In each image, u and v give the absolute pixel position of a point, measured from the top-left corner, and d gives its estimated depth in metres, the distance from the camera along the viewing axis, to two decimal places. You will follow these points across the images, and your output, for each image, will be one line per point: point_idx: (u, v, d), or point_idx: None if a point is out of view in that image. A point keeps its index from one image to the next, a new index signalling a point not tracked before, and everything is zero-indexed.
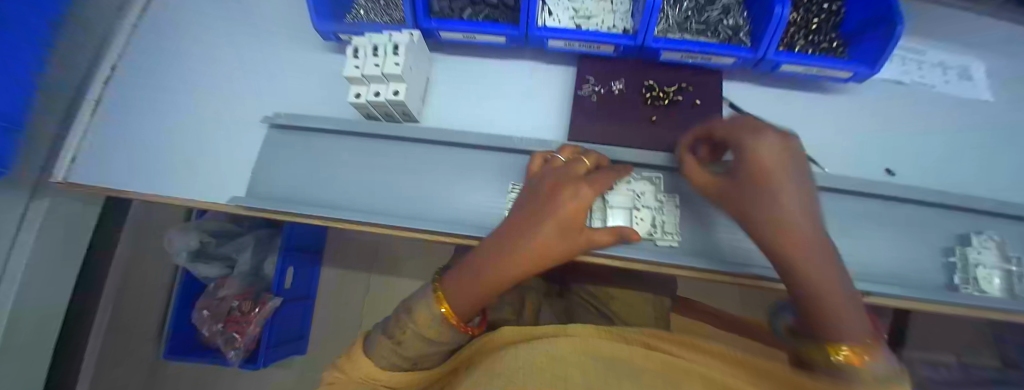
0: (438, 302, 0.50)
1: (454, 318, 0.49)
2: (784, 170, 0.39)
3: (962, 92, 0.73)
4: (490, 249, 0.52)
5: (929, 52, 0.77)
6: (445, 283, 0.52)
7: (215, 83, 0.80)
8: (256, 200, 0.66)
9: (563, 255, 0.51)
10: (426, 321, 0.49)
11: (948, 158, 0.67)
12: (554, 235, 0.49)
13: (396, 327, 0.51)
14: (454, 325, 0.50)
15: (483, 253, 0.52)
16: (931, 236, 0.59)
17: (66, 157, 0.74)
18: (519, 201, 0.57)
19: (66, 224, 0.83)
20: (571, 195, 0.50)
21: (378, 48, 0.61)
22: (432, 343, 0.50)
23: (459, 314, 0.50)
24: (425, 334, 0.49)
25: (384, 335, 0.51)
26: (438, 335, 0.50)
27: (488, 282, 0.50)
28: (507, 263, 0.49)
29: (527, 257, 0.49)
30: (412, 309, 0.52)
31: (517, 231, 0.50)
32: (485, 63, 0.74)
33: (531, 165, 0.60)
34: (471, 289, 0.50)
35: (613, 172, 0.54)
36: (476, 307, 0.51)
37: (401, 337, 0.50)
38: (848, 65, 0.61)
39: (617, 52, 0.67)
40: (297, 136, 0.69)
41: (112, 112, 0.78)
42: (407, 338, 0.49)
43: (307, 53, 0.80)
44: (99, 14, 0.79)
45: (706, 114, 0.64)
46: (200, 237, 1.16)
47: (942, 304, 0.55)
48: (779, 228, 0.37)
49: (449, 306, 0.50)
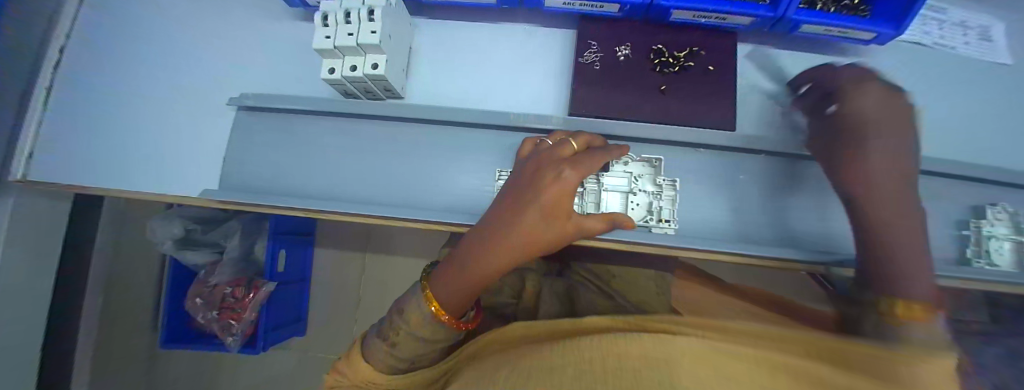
0: (426, 300, 0.49)
1: (444, 314, 0.49)
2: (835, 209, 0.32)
3: (983, 55, 0.68)
4: (472, 248, 0.48)
5: (950, 11, 0.71)
6: (433, 281, 0.51)
7: (172, 58, 0.71)
8: (234, 193, 0.60)
9: (551, 243, 0.47)
10: (418, 320, 0.49)
11: (965, 126, 0.64)
12: (537, 224, 0.45)
13: (389, 329, 0.51)
14: (443, 319, 0.49)
15: (465, 250, 0.49)
16: (948, 209, 0.57)
17: (22, 155, 0.68)
18: (500, 193, 0.52)
19: (38, 226, 0.78)
20: (553, 179, 0.45)
21: (350, 13, 0.52)
22: (426, 342, 0.50)
23: (450, 308, 0.49)
24: (417, 333, 0.49)
25: (378, 339, 0.51)
26: (428, 335, 0.49)
27: (476, 277, 0.48)
28: (492, 256, 0.47)
29: (513, 248, 0.46)
30: (402, 309, 0.51)
31: (499, 224, 0.47)
32: (473, 27, 0.65)
33: (521, 149, 0.55)
34: (459, 286, 0.48)
35: (604, 154, 0.49)
36: (467, 300, 0.50)
37: (395, 339, 0.50)
38: (872, 26, 0.56)
39: (622, 12, 0.60)
40: (269, 118, 0.63)
41: (69, 99, 0.71)
42: (400, 340, 0.49)
43: (270, 20, 0.70)
44: None
45: (719, 82, 0.59)
46: (184, 224, 1.11)
47: (951, 279, 0.54)
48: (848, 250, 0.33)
49: (438, 303, 0.49)
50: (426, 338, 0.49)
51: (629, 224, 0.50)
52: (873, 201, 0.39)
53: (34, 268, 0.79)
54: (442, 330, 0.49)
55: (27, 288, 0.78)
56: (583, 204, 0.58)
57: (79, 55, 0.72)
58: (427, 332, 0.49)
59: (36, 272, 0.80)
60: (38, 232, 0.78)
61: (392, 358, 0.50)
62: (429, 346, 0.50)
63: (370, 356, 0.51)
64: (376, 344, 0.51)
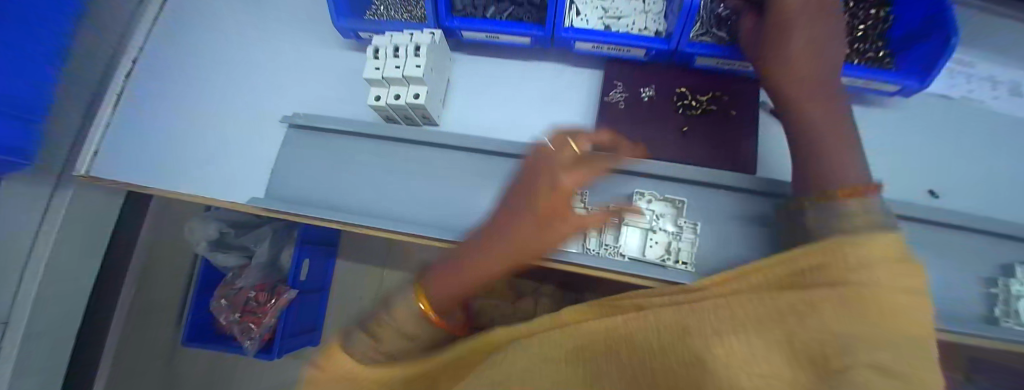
0: (417, 300, 0.44)
1: (432, 315, 0.44)
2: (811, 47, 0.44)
3: (1014, 109, 0.68)
4: (462, 252, 0.46)
5: (981, 64, 0.72)
6: (427, 274, 0.45)
7: (232, 75, 0.78)
8: (276, 201, 0.65)
9: (544, 247, 0.44)
10: (407, 317, 0.43)
11: (996, 181, 0.63)
12: (530, 225, 0.43)
13: (374, 321, 0.45)
14: (429, 317, 0.44)
15: (454, 256, 0.46)
16: (973, 264, 0.57)
17: (89, 151, 0.75)
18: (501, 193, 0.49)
19: (93, 219, 0.84)
20: (551, 186, 0.42)
21: (399, 49, 0.58)
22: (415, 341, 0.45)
23: (433, 305, 0.44)
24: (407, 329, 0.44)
25: (354, 330, 0.45)
26: (405, 329, 0.44)
27: (466, 275, 0.44)
28: (484, 259, 0.44)
29: (504, 252, 0.44)
30: (380, 307, 0.45)
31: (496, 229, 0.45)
32: (509, 63, 0.71)
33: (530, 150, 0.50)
34: (450, 280, 0.44)
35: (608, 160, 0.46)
36: (456, 298, 0.45)
37: (378, 332, 0.44)
38: (895, 78, 0.58)
39: (648, 56, 0.64)
40: (314, 135, 0.68)
41: (134, 106, 0.78)
42: (381, 331, 0.43)
43: (324, 48, 0.78)
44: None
45: (740, 126, 0.61)
46: (220, 228, 1.18)
47: (978, 338, 0.52)
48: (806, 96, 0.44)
49: (427, 302, 0.43)
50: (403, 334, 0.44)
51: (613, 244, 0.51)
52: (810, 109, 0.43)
53: (83, 257, 0.85)
54: (422, 326, 0.44)
55: (73, 277, 0.83)
56: (602, 235, 0.59)
57: (148, 66, 0.80)
58: (413, 331, 0.44)
59: (82, 262, 0.85)
60: (90, 225, 0.83)
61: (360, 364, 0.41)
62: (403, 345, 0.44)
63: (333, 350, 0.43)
64: (350, 336, 0.44)
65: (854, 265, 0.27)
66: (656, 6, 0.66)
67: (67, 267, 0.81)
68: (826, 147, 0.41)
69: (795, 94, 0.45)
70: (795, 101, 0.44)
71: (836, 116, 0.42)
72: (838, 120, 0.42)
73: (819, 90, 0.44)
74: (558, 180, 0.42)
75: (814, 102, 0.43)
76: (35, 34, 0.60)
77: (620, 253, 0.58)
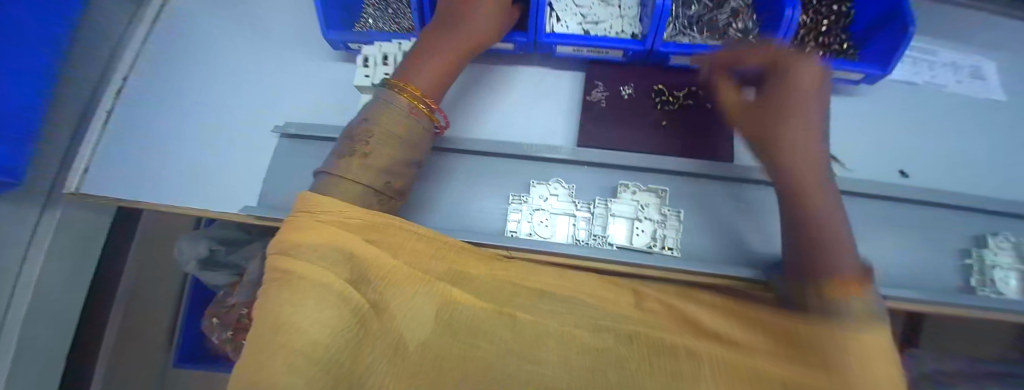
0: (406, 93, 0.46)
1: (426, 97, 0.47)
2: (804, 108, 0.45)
3: (973, 92, 0.72)
4: (431, 36, 0.52)
5: (940, 52, 0.77)
6: (407, 77, 0.47)
7: (225, 90, 0.80)
8: (267, 209, 0.66)
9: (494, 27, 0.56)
10: (399, 120, 0.44)
11: (963, 159, 0.66)
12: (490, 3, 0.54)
13: (353, 144, 0.42)
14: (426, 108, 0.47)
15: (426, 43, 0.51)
16: (947, 237, 0.59)
17: (78, 169, 0.73)
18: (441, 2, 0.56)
19: (81, 238, 0.82)
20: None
21: (388, 59, 0.62)
22: (404, 150, 0.44)
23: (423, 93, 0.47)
24: (400, 134, 0.43)
25: (338, 161, 0.41)
26: (394, 161, 0.42)
27: (448, 64, 0.51)
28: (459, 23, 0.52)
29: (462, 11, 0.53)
30: (367, 115, 0.44)
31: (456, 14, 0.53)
32: (495, 68, 0.74)
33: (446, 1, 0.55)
34: (437, 72, 0.50)
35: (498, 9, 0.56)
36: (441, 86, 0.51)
37: (364, 149, 0.41)
38: (858, 67, 0.61)
39: (627, 56, 0.67)
40: (307, 144, 0.70)
41: (127, 124, 0.77)
42: (373, 149, 0.41)
43: (316, 62, 0.80)
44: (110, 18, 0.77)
45: (717, 118, 0.64)
46: (209, 245, 1.12)
47: (959, 308, 0.54)
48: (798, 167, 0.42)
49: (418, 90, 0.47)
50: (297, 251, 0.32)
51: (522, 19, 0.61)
52: (811, 205, 0.40)
53: (70, 279, 0.82)
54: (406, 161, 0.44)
55: (58, 299, 0.81)
56: (590, 227, 0.61)
57: (139, 85, 0.80)
58: (399, 169, 0.43)
59: (69, 284, 0.83)
60: (77, 244, 0.82)
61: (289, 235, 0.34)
62: (380, 188, 0.41)
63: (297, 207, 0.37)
64: (336, 165, 0.40)
65: (844, 351, 0.27)
66: (631, 11, 0.70)
67: (54, 289, 0.79)
68: (829, 250, 0.37)
69: (782, 144, 0.44)
70: (793, 184, 0.43)
71: (827, 202, 0.41)
72: (838, 219, 0.40)
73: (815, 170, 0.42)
74: None
75: (811, 188, 0.41)
76: (41, 55, 0.61)
77: (607, 243, 0.60)
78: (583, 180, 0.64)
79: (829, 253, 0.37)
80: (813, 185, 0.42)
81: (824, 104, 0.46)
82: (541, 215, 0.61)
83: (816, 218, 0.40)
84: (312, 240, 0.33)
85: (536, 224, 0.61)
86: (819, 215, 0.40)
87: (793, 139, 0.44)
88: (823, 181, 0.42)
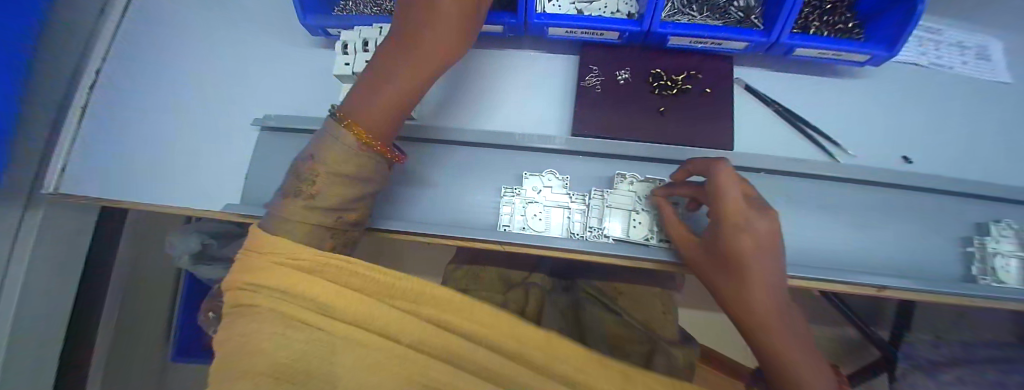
0: (348, 132, 0.38)
1: (371, 140, 0.39)
2: (777, 315, 0.35)
3: (981, 72, 0.70)
4: (390, 49, 0.40)
5: (945, 32, 0.74)
6: (351, 112, 0.39)
7: (202, 80, 0.76)
8: (250, 206, 0.63)
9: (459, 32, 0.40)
10: (341, 156, 0.38)
11: (969, 143, 0.64)
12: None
13: (299, 183, 0.38)
14: (378, 150, 0.40)
15: (381, 60, 0.40)
16: (948, 226, 0.58)
17: (55, 169, 0.69)
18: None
19: (68, 238, 0.79)
20: None
21: (368, 43, 0.57)
22: (354, 185, 0.39)
23: (374, 132, 0.39)
24: (343, 173, 0.38)
25: (284, 200, 0.38)
26: (346, 198, 0.39)
27: (396, 91, 0.39)
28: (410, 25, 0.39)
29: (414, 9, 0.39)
30: (314, 150, 0.39)
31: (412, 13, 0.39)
32: (484, 53, 0.70)
33: None
34: (381, 102, 0.39)
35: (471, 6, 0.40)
36: (393, 120, 0.41)
37: (311, 189, 0.38)
38: (865, 48, 0.57)
39: (622, 38, 0.63)
40: (288, 138, 0.67)
41: (104, 117, 0.73)
42: (321, 187, 0.38)
43: (296, 49, 0.76)
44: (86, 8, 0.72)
45: (717, 104, 0.62)
46: (201, 239, 1.09)
47: (959, 297, 0.53)
48: (766, 328, 0.35)
49: (361, 131, 0.39)
50: (256, 306, 0.31)
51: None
52: (769, 329, 0.35)
53: (59, 281, 0.80)
54: (359, 196, 0.40)
55: (49, 300, 0.79)
56: (587, 219, 0.59)
57: (116, 78, 0.76)
58: (351, 206, 0.40)
59: (59, 284, 0.81)
60: (64, 245, 0.79)
61: (233, 280, 0.35)
62: (333, 225, 0.39)
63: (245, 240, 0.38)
64: (280, 207, 0.38)
65: None
66: None
67: (44, 290, 0.77)
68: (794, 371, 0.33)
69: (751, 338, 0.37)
70: (750, 319, 0.37)
71: (797, 337, 0.35)
72: (799, 329, 0.35)
73: (770, 287, 0.36)
74: None
75: (761, 308, 0.36)
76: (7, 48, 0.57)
77: (604, 236, 0.58)
78: (578, 171, 0.61)
79: (793, 371, 0.33)
80: (769, 305, 0.35)
81: (772, 222, 0.37)
82: (534, 208, 0.59)
83: (769, 332, 0.35)
84: (274, 293, 0.31)
85: (530, 217, 0.59)
86: (778, 327, 0.35)
87: (744, 301, 0.37)
88: (783, 296, 0.36)
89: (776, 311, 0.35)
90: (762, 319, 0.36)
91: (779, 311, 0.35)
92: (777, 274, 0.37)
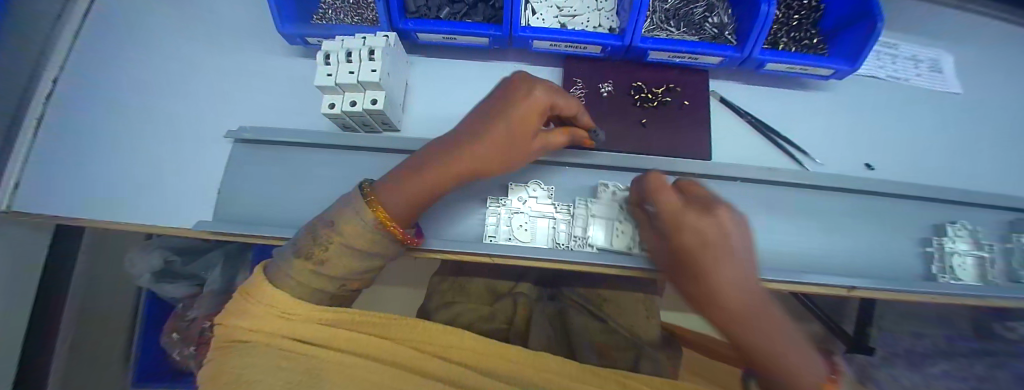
0: (370, 211, 0.39)
1: (392, 224, 0.40)
2: (748, 304, 0.36)
3: (932, 84, 0.76)
4: (440, 152, 0.42)
5: (901, 46, 0.80)
6: (383, 194, 0.40)
7: (171, 91, 0.72)
8: (222, 222, 0.60)
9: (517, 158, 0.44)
10: (357, 231, 0.38)
11: (925, 150, 0.69)
12: (498, 139, 0.40)
13: (313, 245, 0.38)
14: (395, 236, 0.41)
15: (429, 157, 0.42)
16: (911, 227, 0.62)
17: (7, 185, 0.63)
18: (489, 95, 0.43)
19: (18, 261, 0.73)
20: (524, 96, 0.40)
21: (351, 54, 0.55)
22: (367, 257, 0.40)
23: (397, 218, 0.41)
24: (356, 246, 0.39)
25: (292, 257, 0.38)
26: (350, 270, 0.40)
27: (432, 184, 0.41)
28: (464, 141, 0.41)
29: (473, 129, 0.41)
30: (336, 216, 0.39)
31: (469, 128, 0.41)
32: (469, 64, 0.70)
33: (506, 84, 0.42)
34: (412, 192, 0.41)
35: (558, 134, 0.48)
36: (417, 210, 0.42)
37: (323, 255, 0.38)
38: (829, 63, 0.61)
39: (605, 52, 0.65)
40: (265, 150, 0.64)
41: (63, 130, 0.68)
42: (331, 257, 0.38)
43: (274, 58, 0.74)
44: (36, 15, 0.67)
45: (696, 115, 0.64)
46: (165, 256, 1.02)
47: (922, 294, 0.57)
48: (743, 316, 0.36)
49: (387, 214, 0.39)
50: (251, 343, 0.31)
51: (585, 141, 0.53)
52: (747, 319, 0.36)
53: (9, 309, 0.73)
54: (364, 269, 0.41)
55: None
56: (571, 228, 0.60)
57: (77, 88, 0.71)
58: (357, 274, 0.41)
59: (8, 313, 0.73)
60: (15, 269, 0.72)
61: (227, 323, 0.34)
62: (334, 292, 0.40)
63: (247, 278, 0.38)
64: (287, 263, 0.38)
65: None
66: (607, 4, 0.68)
67: None
68: (775, 353, 0.35)
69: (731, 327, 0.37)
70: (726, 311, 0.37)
71: (770, 319, 0.36)
72: (769, 312, 0.37)
73: (738, 282, 0.37)
74: (533, 94, 0.40)
75: (735, 299, 0.36)
76: None
77: (588, 245, 0.58)
78: (564, 180, 0.62)
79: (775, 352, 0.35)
80: (739, 296, 0.36)
81: (719, 222, 0.39)
82: (520, 218, 0.59)
83: (746, 320, 0.36)
84: (272, 333, 0.32)
85: (515, 228, 0.59)
86: (750, 314, 0.36)
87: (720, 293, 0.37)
88: (751, 284, 0.38)
89: (750, 300, 0.36)
90: (738, 308, 0.36)
91: (750, 300, 0.36)
92: (744, 266, 0.38)
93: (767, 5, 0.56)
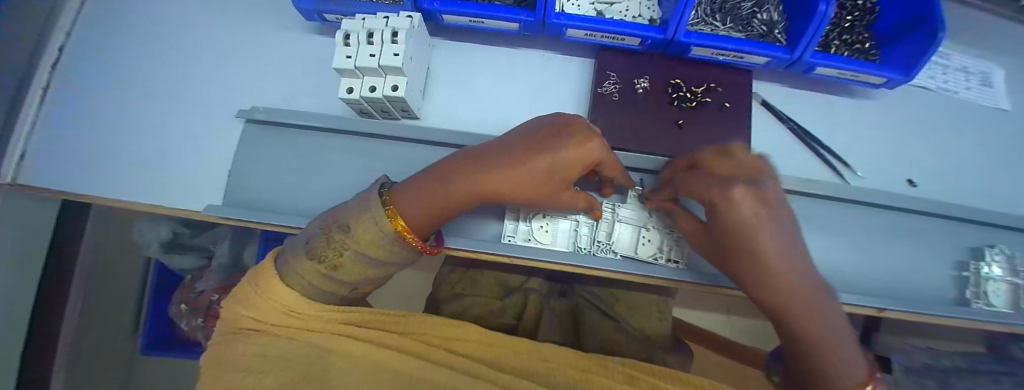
0: (387, 217, 0.35)
1: (409, 235, 0.36)
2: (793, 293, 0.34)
3: (983, 99, 0.71)
4: (467, 164, 0.38)
5: (953, 56, 0.75)
6: (401, 204, 0.37)
7: (179, 61, 0.68)
8: (234, 206, 0.58)
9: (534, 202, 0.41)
10: (373, 239, 0.35)
11: (969, 169, 0.66)
12: (539, 172, 0.36)
13: (325, 247, 0.35)
14: (414, 246, 0.38)
15: (452, 167, 0.39)
16: (948, 249, 0.59)
17: (12, 155, 0.60)
18: (534, 126, 0.39)
19: (28, 229, 0.71)
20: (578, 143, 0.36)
21: (373, 34, 0.51)
22: (383, 264, 0.37)
23: (415, 229, 0.37)
24: (371, 254, 0.36)
25: (303, 256, 0.35)
26: (364, 276, 0.37)
27: (453, 195, 0.38)
28: (494, 160, 0.37)
29: (515, 153, 0.37)
30: (351, 219, 0.36)
31: (510, 146, 0.38)
32: (494, 50, 0.66)
33: (558, 125, 0.38)
34: (433, 202, 0.37)
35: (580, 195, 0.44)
36: (434, 220, 0.39)
37: (337, 259, 0.35)
38: (883, 71, 0.57)
39: (643, 45, 0.61)
40: (277, 132, 0.61)
41: (68, 99, 0.65)
42: (346, 263, 0.35)
43: (287, 33, 0.69)
44: None
45: (734, 119, 0.60)
46: (173, 229, 1.01)
47: (954, 319, 0.55)
48: (785, 304, 0.34)
49: (405, 225, 0.36)
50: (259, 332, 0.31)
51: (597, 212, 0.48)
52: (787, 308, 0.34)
53: (22, 277, 0.73)
54: (379, 274, 0.39)
55: (8, 300, 0.71)
56: (595, 233, 0.57)
57: (81, 52, 0.67)
58: (372, 278, 0.39)
59: (22, 280, 0.73)
60: (25, 237, 0.71)
61: (232, 311, 0.33)
62: (345, 294, 0.38)
63: (257, 264, 0.36)
64: (296, 262, 0.35)
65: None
66: None
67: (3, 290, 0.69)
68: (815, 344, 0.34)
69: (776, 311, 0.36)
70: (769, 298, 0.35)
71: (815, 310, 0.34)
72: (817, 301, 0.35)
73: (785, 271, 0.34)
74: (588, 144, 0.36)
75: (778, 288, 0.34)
76: None
77: (611, 251, 0.56)
78: None
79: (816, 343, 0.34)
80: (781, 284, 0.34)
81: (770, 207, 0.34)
82: (541, 218, 0.57)
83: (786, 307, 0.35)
84: (280, 327, 0.32)
85: (536, 228, 0.57)
86: (792, 303, 0.34)
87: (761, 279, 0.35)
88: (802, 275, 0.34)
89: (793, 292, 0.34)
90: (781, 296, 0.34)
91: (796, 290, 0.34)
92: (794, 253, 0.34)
93: (826, 4, 0.52)
